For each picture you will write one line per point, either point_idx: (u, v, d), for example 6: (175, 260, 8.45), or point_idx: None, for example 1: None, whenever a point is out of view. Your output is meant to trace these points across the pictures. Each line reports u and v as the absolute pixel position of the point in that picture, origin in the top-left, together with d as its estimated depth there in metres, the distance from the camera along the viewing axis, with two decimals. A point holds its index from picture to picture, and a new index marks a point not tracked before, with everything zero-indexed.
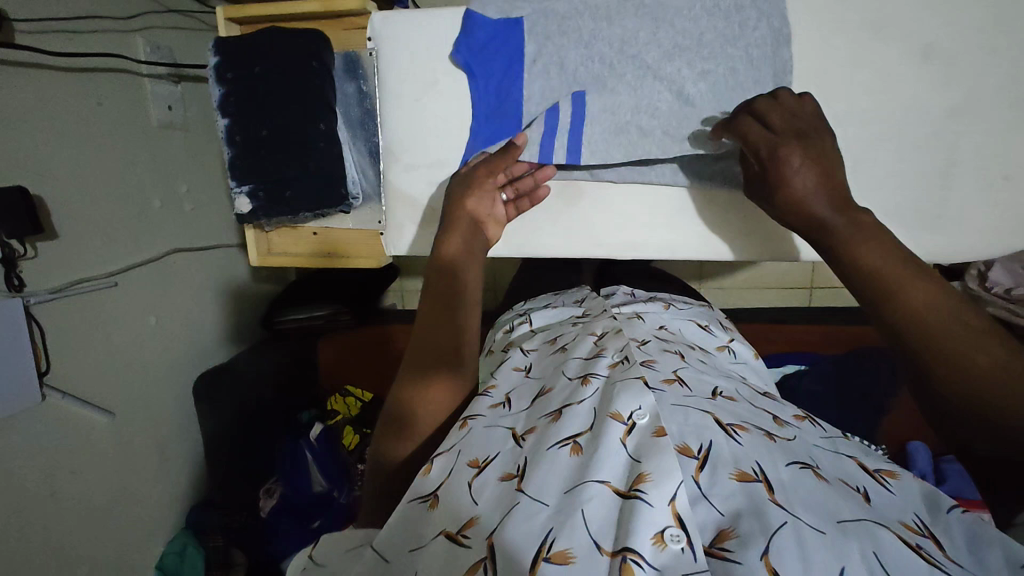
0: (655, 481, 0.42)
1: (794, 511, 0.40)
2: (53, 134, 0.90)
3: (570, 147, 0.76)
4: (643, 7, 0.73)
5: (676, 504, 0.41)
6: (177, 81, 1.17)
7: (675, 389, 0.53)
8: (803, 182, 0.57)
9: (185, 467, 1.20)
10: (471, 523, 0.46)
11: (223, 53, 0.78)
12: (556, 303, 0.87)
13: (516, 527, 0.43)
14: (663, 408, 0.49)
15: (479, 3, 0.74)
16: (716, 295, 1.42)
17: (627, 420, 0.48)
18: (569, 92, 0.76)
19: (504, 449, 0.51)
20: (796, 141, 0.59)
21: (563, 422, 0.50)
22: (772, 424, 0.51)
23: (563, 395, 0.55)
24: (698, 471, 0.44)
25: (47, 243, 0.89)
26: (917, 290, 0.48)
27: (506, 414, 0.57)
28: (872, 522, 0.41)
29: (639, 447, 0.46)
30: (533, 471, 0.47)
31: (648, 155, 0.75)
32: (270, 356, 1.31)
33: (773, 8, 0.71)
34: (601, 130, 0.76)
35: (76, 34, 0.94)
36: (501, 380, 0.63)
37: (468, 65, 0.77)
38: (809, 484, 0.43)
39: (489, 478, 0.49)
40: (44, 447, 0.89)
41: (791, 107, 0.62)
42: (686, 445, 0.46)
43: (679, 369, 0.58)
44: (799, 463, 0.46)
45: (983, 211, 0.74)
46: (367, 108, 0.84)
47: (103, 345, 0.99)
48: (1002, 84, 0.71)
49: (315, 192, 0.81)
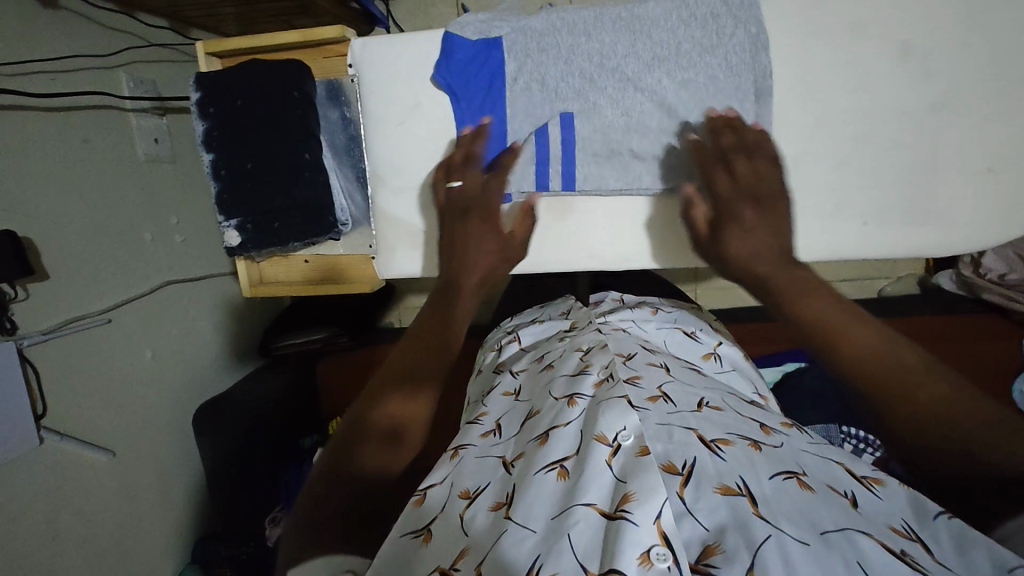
0: (639, 501, 0.42)
1: (778, 525, 0.40)
2: (39, 175, 0.90)
3: (564, 172, 0.78)
4: (621, 20, 0.73)
5: (661, 523, 0.40)
6: (162, 114, 1.17)
7: (659, 406, 0.53)
8: (744, 247, 0.63)
9: (188, 501, 1.18)
10: (462, 553, 0.45)
11: (204, 88, 0.78)
12: (542, 318, 0.87)
13: (504, 551, 0.42)
14: (648, 427, 0.49)
15: (458, 25, 0.76)
16: (711, 297, 1.42)
17: (612, 442, 0.48)
18: (558, 112, 0.76)
19: (494, 477, 0.52)
20: (750, 203, 0.65)
21: (551, 446, 0.50)
22: (759, 432, 0.51)
23: (550, 416, 0.54)
24: (682, 486, 0.43)
25: (39, 284, 0.89)
26: (857, 337, 0.52)
27: (496, 444, 0.57)
28: (855, 530, 0.40)
29: (624, 468, 0.45)
30: (521, 495, 0.46)
31: (640, 177, 0.77)
32: (266, 383, 1.30)
33: (749, 14, 0.72)
34: (591, 153, 0.77)
35: (58, 75, 0.94)
36: (492, 406, 0.64)
37: (449, 86, 0.77)
38: (793, 495, 0.43)
39: (478, 505, 0.49)
40: (44, 490, 0.88)
41: (753, 171, 0.67)
42: (670, 462, 0.45)
43: (664, 384, 0.58)
44: (783, 474, 0.45)
45: (969, 204, 0.75)
46: (352, 135, 0.83)
47: (99, 383, 0.99)
48: (979, 79, 0.71)
49: (302, 222, 0.80)
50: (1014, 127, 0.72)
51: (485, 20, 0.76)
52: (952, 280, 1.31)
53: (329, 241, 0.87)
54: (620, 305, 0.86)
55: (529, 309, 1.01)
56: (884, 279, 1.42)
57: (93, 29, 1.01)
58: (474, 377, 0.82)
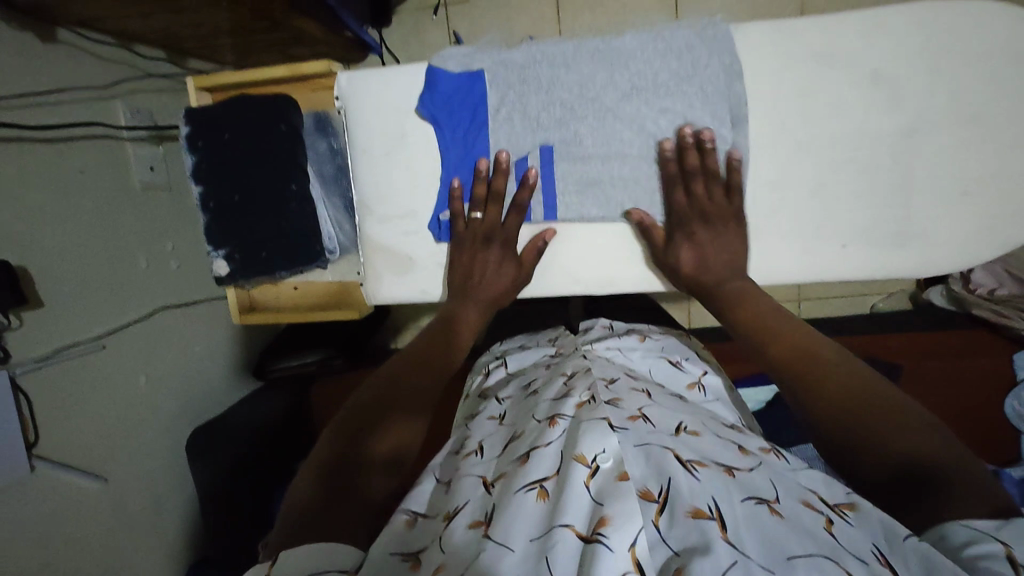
0: (616, 526, 0.42)
1: (746, 552, 0.40)
2: (35, 205, 0.92)
3: (545, 202, 0.80)
4: (598, 53, 0.76)
5: (636, 550, 0.41)
6: (158, 142, 1.19)
7: (639, 427, 0.53)
8: (693, 261, 0.76)
9: (180, 527, 1.17)
10: (438, 569, 0.45)
11: (194, 122, 0.79)
12: (531, 344, 0.88)
13: (482, 568, 0.42)
14: (628, 449, 0.48)
15: (440, 59, 0.78)
16: (704, 316, 1.42)
17: (591, 463, 0.47)
18: (538, 144, 0.78)
19: (473, 496, 0.52)
20: (699, 223, 0.75)
21: (530, 467, 0.50)
22: (736, 456, 0.52)
23: (531, 439, 0.54)
24: (658, 514, 0.44)
25: (33, 311, 0.90)
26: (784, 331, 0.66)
27: (478, 463, 0.58)
28: (823, 557, 0.41)
29: (601, 490, 0.45)
30: (500, 515, 0.47)
31: (622, 205, 0.79)
32: (259, 407, 1.30)
33: (723, 45, 0.74)
34: (573, 183, 0.79)
35: (56, 107, 0.96)
36: (476, 432, 0.64)
37: (433, 116, 0.79)
38: (764, 520, 0.44)
39: (457, 523, 0.49)
40: (34, 519, 0.88)
41: (710, 197, 0.75)
42: (647, 488, 0.45)
43: (644, 407, 0.58)
44: (755, 498, 0.46)
45: (945, 225, 0.76)
46: (340, 165, 0.85)
47: (93, 409, 0.99)
48: (950, 103, 0.73)
49: (290, 251, 0.81)
50: (988, 150, 0.73)
51: (468, 54, 0.78)
52: (941, 295, 1.33)
53: (317, 269, 0.88)
54: (610, 331, 0.87)
55: (520, 334, 1.02)
56: (876, 297, 1.43)
57: (90, 62, 1.04)
58: (461, 401, 0.82)
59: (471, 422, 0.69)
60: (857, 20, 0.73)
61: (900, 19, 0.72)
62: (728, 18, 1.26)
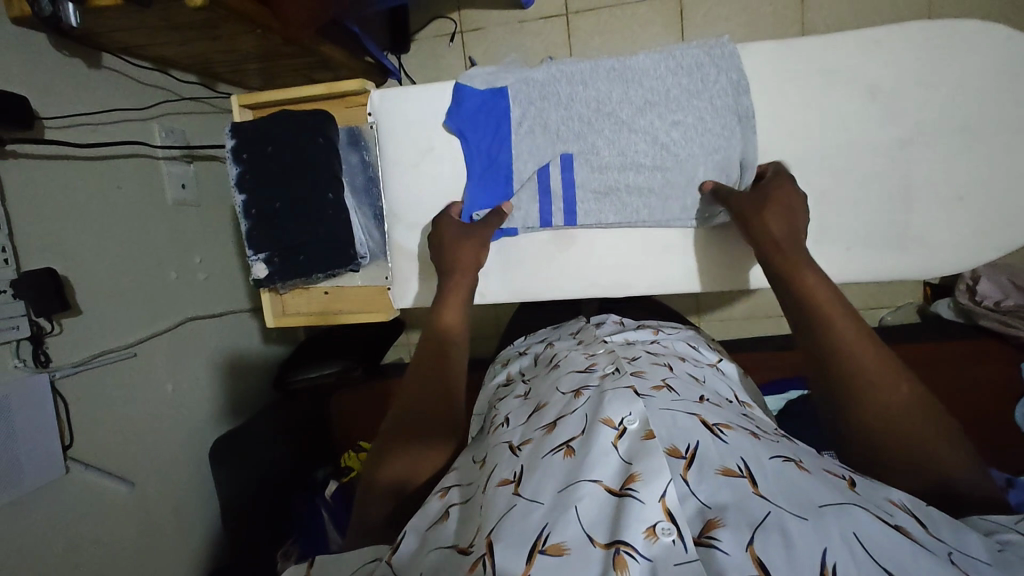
0: (645, 481, 0.46)
1: (777, 502, 0.44)
2: (77, 218, 0.98)
3: (565, 209, 0.85)
4: (614, 70, 0.81)
5: (666, 501, 0.45)
6: (190, 161, 1.25)
7: (663, 394, 0.58)
8: (779, 230, 0.70)
9: (204, 534, 1.20)
10: (475, 531, 0.49)
11: (239, 136, 0.85)
12: (553, 338, 0.93)
13: (515, 520, 0.46)
14: (652, 413, 0.53)
15: (467, 77, 0.84)
16: (716, 327, 1.44)
17: (617, 426, 0.51)
18: (559, 154, 0.83)
19: (501, 460, 0.55)
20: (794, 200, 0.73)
21: (557, 432, 0.54)
22: (758, 426, 0.56)
23: (558, 407, 0.59)
24: (686, 469, 0.48)
25: (72, 318, 0.95)
26: (851, 328, 0.60)
27: (508, 432, 0.61)
28: (850, 505, 0.45)
29: (630, 450, 0.49)
30: (530, 475, 0.50)
31: (637, 212, 0.84)
32: (278, 417, 1.33)
33: (730, 63, 0.79)
34: (591, 191, 0.84)
35: (100, 128, 1.03)
36: (506, 408, 0.68)
37: (460, 130, 0.85)
38: (792, 474, 0.47)
39: (490, 486, 0.52)
40: (67, 520, 0.91)
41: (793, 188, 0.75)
42: (674, 447, 0.49)
43: (667, 378, 0.63)
44: (782, 457, 0.50)
45: (944, 230, 0.79)
46: (370, 176, 0.91)
47: (124, 414, 1.03)
48: (943, 116, 0.77)
49: (327, 256, 0.86)
50: (980, 158, 0.77)
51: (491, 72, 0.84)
52: (947, 308, 1.33)
53: (348, 273, 0.93)
54: (623, 327, 0.91)
55: (542, 331, 1.05)
56: (884, 308, 1.45)
57: (129, 85, 1.10)
58: (481, 390, 0.87)
59: (501, 402, 0.73)
60: (853, 40, 0.78)
61: (893, 37, 0.77)
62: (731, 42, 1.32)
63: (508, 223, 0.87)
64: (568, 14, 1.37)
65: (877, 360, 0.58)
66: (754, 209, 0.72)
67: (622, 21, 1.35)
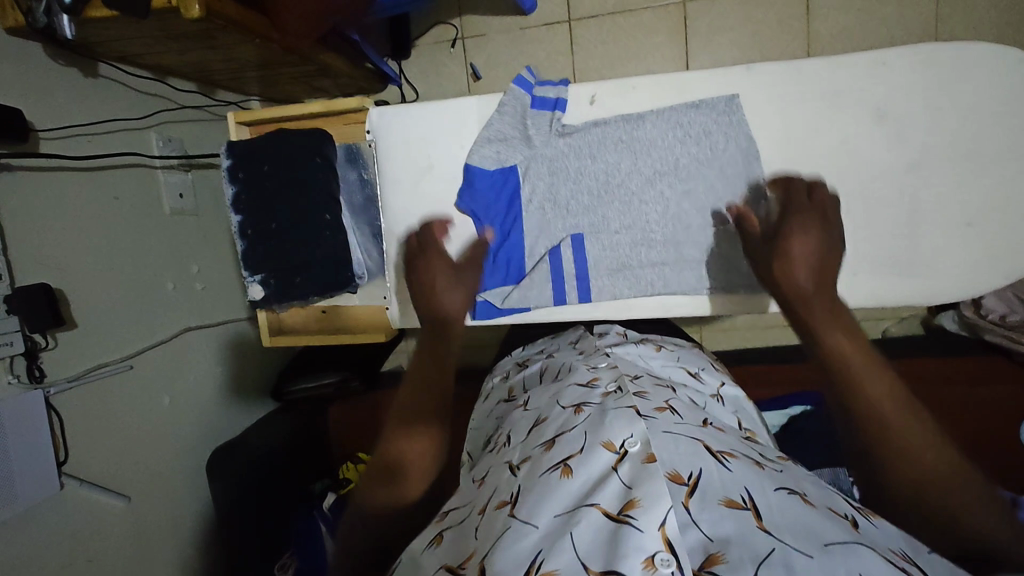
0: (645, 507, 0.44)
1: (781, 538, 0.43)
2: (71, 230, 0.96)
3: (579, 287, 0.86)
4: (621, 142, 0.83)
5: (665, 529, 0.43)
6: (188, 170, 1.24)
7: (666, 416, 0.57)
8: (798, 274, 0.64)
9: (201, 547, 1.19)
10: (470, 555, 0.47)
11: (235, 155, 0.85)
12: (551, 348, 0.92)
13: (508, 544, 0.45)
14: (653, 435, 0.52)
15: (476, 157, 0.85)
16: (717, 338, 1.43)
17: (619, 449, 0.51)
18: (570, 233, 0.86)
19: (500, 482, 0.54)
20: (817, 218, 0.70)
21: (556, 450, 0.53)
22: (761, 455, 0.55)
23: (557, 424, 0.58)
24: (687, 497, 0.46)
25: (67, 332, 0.94)
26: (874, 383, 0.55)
27: (507, 450, 0.60)
28: (856, 544, 0.43)
29: (631, 473, 0.48)
30: (526, 497, 0.49)
31: (651, 285, 0.85)
32: (277, 424, 1.32)
33: (738, 130, 0.79)
34: (604, 268, 0.86)
35: (97, 137, 1.02)
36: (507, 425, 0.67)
37: (472, 210, 0.86)
38: (797, 508, 0.46)
39: (488, 508, 0.52)
40: (62, 536, 0.90)
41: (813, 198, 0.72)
42: (676, 472, 0.48)
43: (670, 400, 0.62)
44: (787, 489, 0.48)
45: (953, 255, 0.78)
46: (369, 194, 0.90)
47: (121, 428, 1.02)
48: (953, 139, 0.76)
49: (323, 278, 0.86)
50: (989, 183, 0.76)
51: (499, 149, 0.85)
52: (952, 320, 1.33)
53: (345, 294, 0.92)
54: (624, 339, 0.90)
55: (541, 341, 1.04)
56: (887, 320, 1.43)
57: (126, 94, 1.09)
58: (476, 406, 0.86)
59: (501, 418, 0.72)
60: (862, 60, 0.77)
61: (904, 58, 0.76)
62: (737, 51, 1.30)
63: (522, 301, 0.87)
64: (572, 21, 1.35)
65: (894, 407, 0.54)
66: (766, 249, 0.69)
67: (626, 29, 1.34)
